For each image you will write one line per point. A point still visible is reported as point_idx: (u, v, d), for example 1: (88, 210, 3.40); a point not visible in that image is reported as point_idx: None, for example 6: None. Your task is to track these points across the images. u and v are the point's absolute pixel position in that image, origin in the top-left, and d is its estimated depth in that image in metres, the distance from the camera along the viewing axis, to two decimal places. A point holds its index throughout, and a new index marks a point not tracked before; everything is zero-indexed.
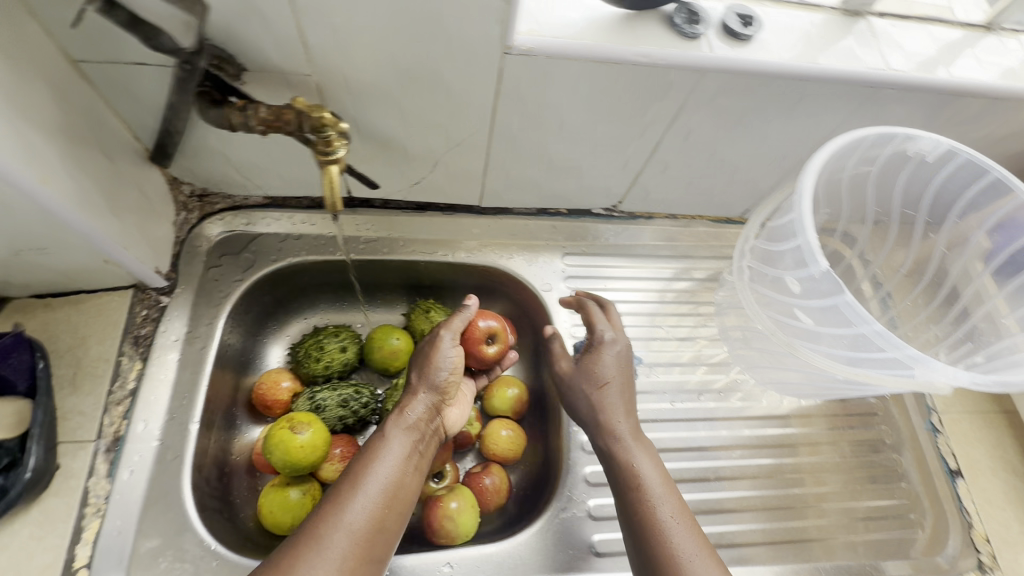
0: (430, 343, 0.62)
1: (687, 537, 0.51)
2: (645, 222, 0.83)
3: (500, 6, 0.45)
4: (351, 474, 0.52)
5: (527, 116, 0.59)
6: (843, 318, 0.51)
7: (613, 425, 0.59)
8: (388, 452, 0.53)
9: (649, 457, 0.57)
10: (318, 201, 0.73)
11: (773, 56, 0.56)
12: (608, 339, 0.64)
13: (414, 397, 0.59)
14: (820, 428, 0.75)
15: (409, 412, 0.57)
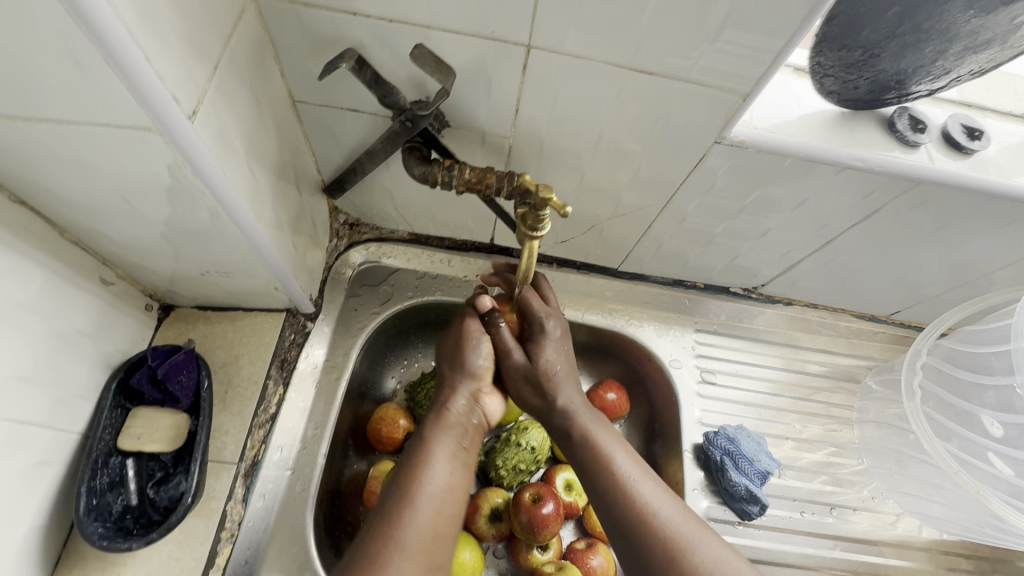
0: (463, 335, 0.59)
1: (711, 543, 0.46)
2: (783, 307, 0.78)
3: (735, 100, 0.44)
4: (403, 470, 0.49)
5: (709, 196, 0.56)
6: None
7: (593, 437, 0.53)
8: (441, 450, 0.50)
9: (630, 463, 0.51)
10: (460, 243, 0.72)
11: (999, 174, 0.51)
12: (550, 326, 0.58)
13: (452, 392, 0.56)
14: (921, 563, 0.67)
15: (449, 410, 0.54)
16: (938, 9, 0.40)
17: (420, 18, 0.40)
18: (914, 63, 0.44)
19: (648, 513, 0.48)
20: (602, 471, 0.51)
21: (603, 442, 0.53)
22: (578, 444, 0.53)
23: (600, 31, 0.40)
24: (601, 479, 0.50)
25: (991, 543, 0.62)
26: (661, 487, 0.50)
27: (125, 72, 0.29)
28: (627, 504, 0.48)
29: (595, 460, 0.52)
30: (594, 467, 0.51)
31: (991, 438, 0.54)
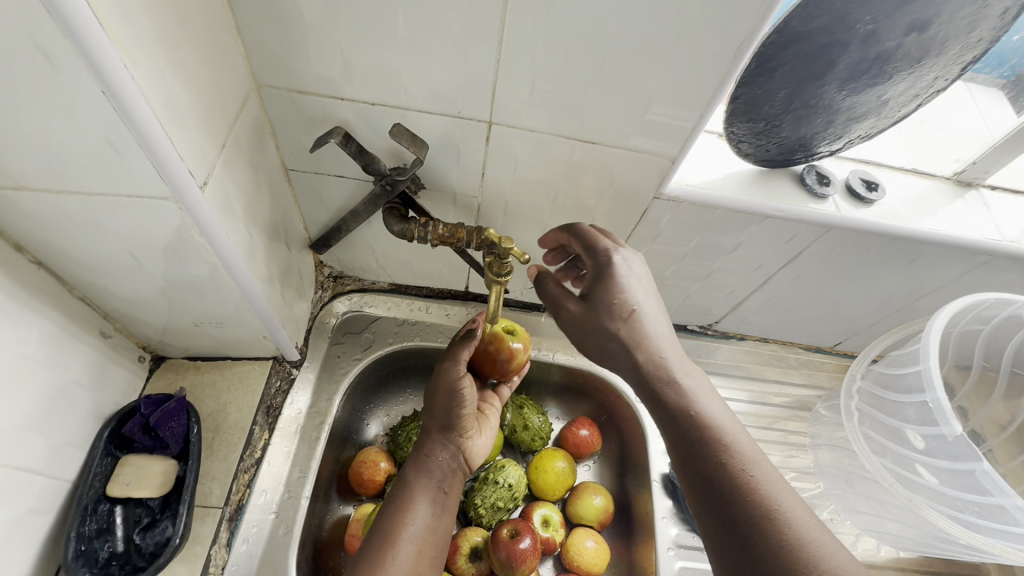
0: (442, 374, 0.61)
1: (845, 554, 0.39)
2: (737, 343, 0.85)
3: (665, 163, 0.52)
4: (395, 506, 0.56)
5: (655, 245, 0.64)
6: (965, 448, 0.52)
7: (707, 417, 0.47)
8: (416, 500, 0.56)
9: (752, 450, 0.44)
10: (438, 291, 0.78)
11: (896, 219, 0.60)
12: (631, 278, 0.51)
13: (431, 442, 0.61)
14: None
15: (429, 458, 0.60)
16: (818, 90, 0.49)
17: (396, 100, 0.48)
18: (810, 131, 0.54)
19: (773, 504, 0.41)
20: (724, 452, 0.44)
21: (713, 416, 0.47)
22: (687, 423, 0.47)
23: (547, 109, 0.48)
24: (718, 459, 0.44)
25: (941, 555, 0.66)
26: (788, 483, 0.43)
27: (157, 158, 0.35)
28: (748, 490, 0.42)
29: (710, 444, 0.45)
30: (711, 438, 0.46)
31: (916, 450, 0.57)
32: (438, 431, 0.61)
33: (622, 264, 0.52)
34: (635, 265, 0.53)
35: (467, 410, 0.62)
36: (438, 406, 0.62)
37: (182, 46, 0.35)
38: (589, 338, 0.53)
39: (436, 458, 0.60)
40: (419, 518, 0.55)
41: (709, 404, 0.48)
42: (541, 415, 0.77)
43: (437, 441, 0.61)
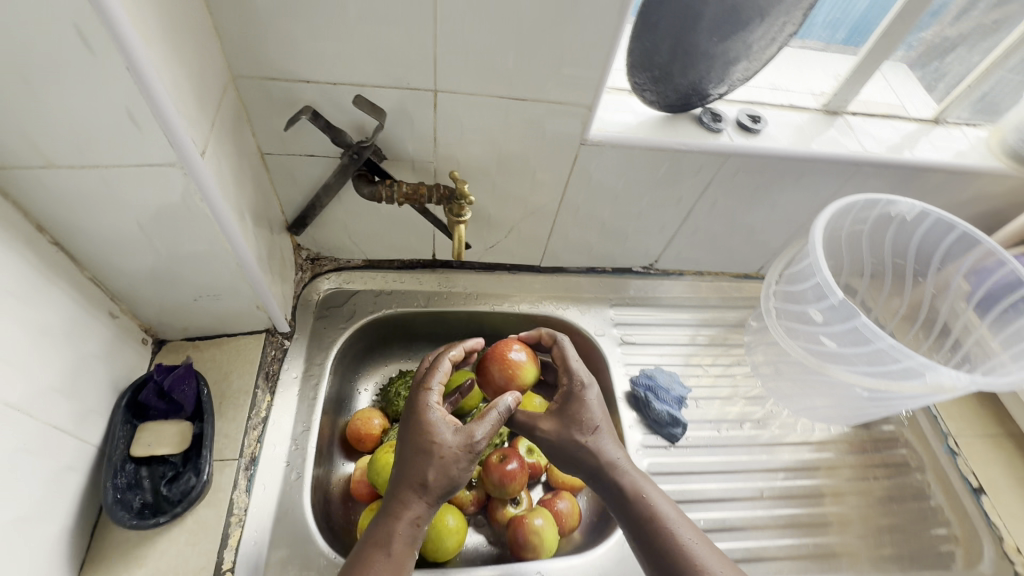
0: (463, 440, 0.58)
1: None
2: (677, 278, 0.96)
3: (584, 112, 0.63)
4: (364, 560, 0.54)
5: (588, 189, 0.75)
6: (850, 309, 0.64)
7: (661, 511, 0.59)
8: (387, 560, 0.54)
9: (687, 526, 0.59)
10: (408, 263, 0.87)
11: (778, 143, 0.73)
12: (597, 415, 0.64)
13: (418, 497, 0.57)
14: (831, 453, 0.83)
15: (410, 516, 0.56)
16: (693, 42, 0.62)
17: (355, 78, 0.57)
18: (697, 77, 0.66)
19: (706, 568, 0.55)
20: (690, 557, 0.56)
21: (655, 500, 0.61)
22: (645, 516, 0.59)
23: (480, 74, 0.58)
24: (683, 571, 0.55)
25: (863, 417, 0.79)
26: (709, 543, 0.58)
27: (167, 126, 0.43)
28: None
29: (659, 526, 0.58)
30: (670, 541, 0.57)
31: (818, 324, 0.69)
32: (429, 498, 0.57)
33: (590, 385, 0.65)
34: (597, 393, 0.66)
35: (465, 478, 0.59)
36: (434, 470, 0.57)
37: (177, 37, 0.44)
38: (566, 456, 0.64)
39: (422, 525, 0.57)
40: None
41: (654, 492, 0.61)
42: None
43: (423, 500, 0.57)
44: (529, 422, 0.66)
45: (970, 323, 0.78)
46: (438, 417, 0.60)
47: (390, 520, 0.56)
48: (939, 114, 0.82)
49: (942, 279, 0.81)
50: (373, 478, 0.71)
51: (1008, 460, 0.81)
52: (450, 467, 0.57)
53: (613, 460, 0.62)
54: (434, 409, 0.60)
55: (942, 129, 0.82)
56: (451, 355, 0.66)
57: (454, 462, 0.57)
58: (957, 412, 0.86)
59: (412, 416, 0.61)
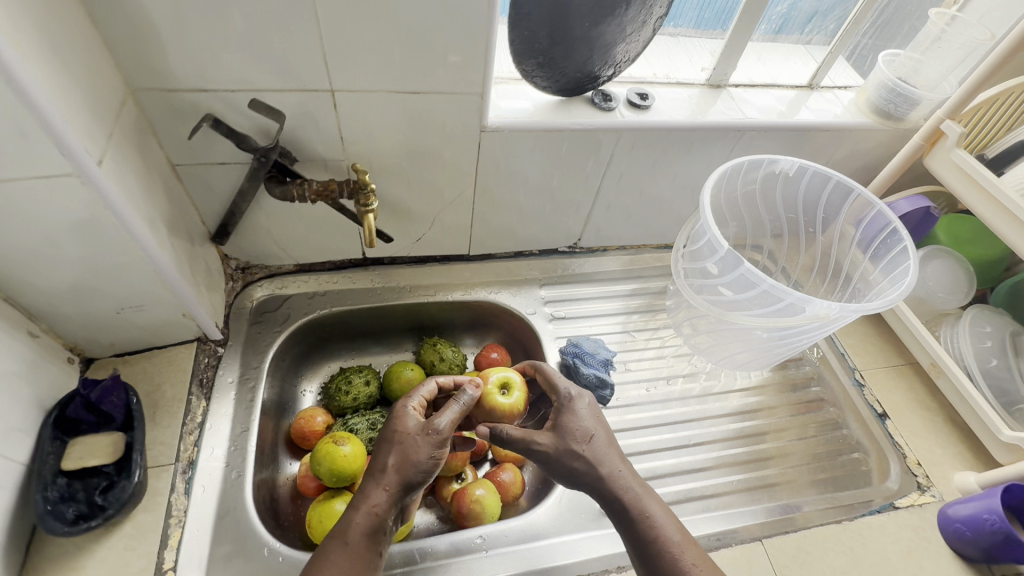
0: (422, 432, 0.61)
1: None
2: (602, 254, 1.02)
3: (477, 100, 0.68)
4: (322, 556, 0.55)
5: (499, 174, 0.80)
6: (736, 258, 0.70)
7: (662, 526, 0.60)
8: (342, 555, 0.55)
9: (687, 541, 0.60)
10: (340, 263, 0.90)
11: (666, 117, 0.80)
12: (589, 425, 0.65)
13: (380, 489, 0.59)
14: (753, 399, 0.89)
15: (370, 507, 0.58)
16: (568, 38, 0.68)
17: (251, 84, 0.60)
18: (579, 67, 0.73)
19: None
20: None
21: (658, 516, 0.61)
22: (648, 533, 0.60)
23: (372, 71, 0.62)
24: None
25: (781, 360, 0.85)
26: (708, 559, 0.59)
27: (56, 136, 0.45)
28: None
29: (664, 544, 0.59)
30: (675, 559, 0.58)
31: (716, 276, 0.75)
32: (390, 487, 0.59)
33: (580, 399, 0.68)
34: (590, 406, 0.68)
35: (429, 473, 0.61)
36: (395, 463, 0.60)
37: (61, 54, 0.47)
38: (561, 471, 0.64)
39: (385, 516, 0.58)
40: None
41: (655, 508, 0.62)
42: (453, 348, 0.92)
43: (385, 491, 0.59)
44: (525, 438, 0.65)
45: (855, 260, 0.86)
46: (407, 416, 0.64)
47: (353, 516, 0.57)
48: (812, 80, 0.90)
49: (828, 228, 0.89)
50: (316, 469, 0.73)
51: (910, 384, 0.89)
52: (412, 459, 0.60)
53: (611, 474, 0.63)
54: (406, 411, 0.64)
55: (817, 94, 0.90)
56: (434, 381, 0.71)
57: (414, 454, 0.60)
58: (863, 348, 0.94)
59: (386, 423, 0.65)
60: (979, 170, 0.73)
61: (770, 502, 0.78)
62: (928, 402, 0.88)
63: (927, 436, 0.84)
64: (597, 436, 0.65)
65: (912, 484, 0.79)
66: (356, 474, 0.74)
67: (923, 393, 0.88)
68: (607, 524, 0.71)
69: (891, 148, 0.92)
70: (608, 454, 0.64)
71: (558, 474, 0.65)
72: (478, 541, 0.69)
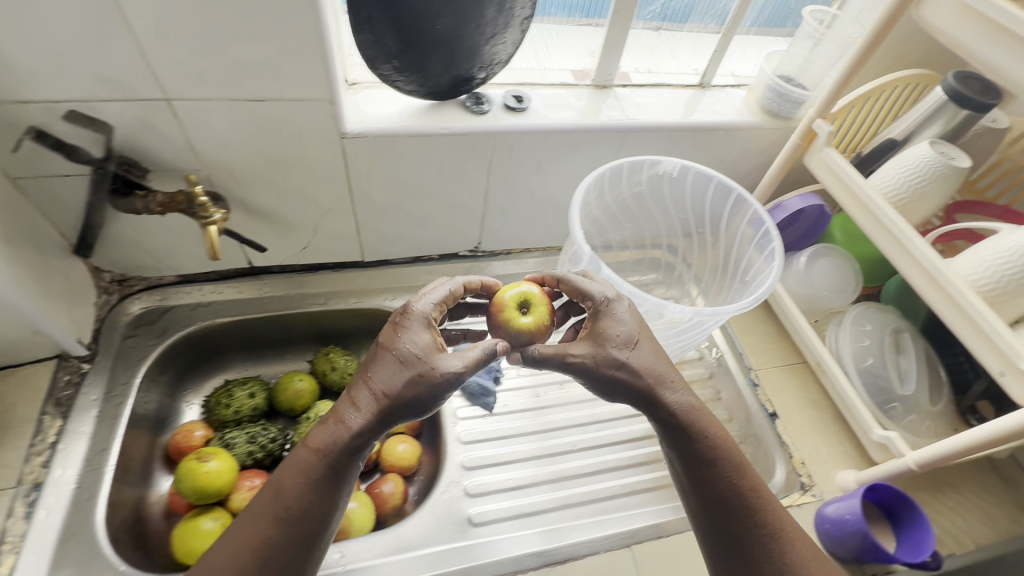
0: (432, 365, 0.54)
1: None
2: (506, 257, 1.01)
3: (327, 106, 0.66)
4: (298, 468, 0.52)
5: (375, 180, 0.79)
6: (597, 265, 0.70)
7: (721, 441, 0.57)
8: (313, 472, 0.52)
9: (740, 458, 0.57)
10: (225, 273, 0.88)
11: (542, 119, 0.79)
12: (634, 333, 0.58)
13: (362, 413, 0.54)
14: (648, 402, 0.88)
15: (354, 431, 0.53)
16: (418, 53, 0.67)
17: (76, 95, 0.58)
18: (439, 78, 0.72)
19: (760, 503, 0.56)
20: (754, 504, 0.56)
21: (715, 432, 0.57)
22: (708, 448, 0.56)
23: (206, 80, 0.60)
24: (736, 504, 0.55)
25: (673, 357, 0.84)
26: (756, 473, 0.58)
27: None
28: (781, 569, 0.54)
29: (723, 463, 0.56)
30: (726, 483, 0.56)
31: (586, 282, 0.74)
32: (377, 411, 0.53)
33: (616, 307, 0.60)
34: (627, 313, 0.60)
35: (433, 404, 0.55)
36: (372, 391, 0.54)
37: None
38: (602, 384, 0.57)
39: (361, 445, 0.54)
40: (303, 491, 0.52)
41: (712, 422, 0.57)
42: (347, 356, 0.91)
43: (371, 416, 0.54)
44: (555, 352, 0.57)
45: (744, 254, 0.85)
46: (421, 335, 0.56)
47: (325, 433, 0.53)
48: (704, 79, 0.89)
49: (716, 227, 0.89)
50: (180, 488, 0.71)
51: (802, 384, 0.90)
52: (414, 390, 0.54)
53: (664, 385, 0.57)
54: (425, 326, 0.57)
55: (709, 94, 0.89)
56: (459, 285, 0.62)
57: (417, 386, 0.54)
58: (760, 348, 0.94)
59: (397, 324, 0.57)
60: (850, 176, 0.71)
61: (656, 505, 0.76)
62: (818, 401, 0.88)
63: (814, 435, 0.84)
64: (644, 349, 0.58)
65: (795, 484, 0.79)
66: (223, 489, 0.73)
67: (815, 393, 0.88)
68: (475, 535, 0.70)
69: (783, 147, 0.92)
70: (660, 368, 0.58)
71: (602, 390, 0.58)
72: (337, 557, 0.66)
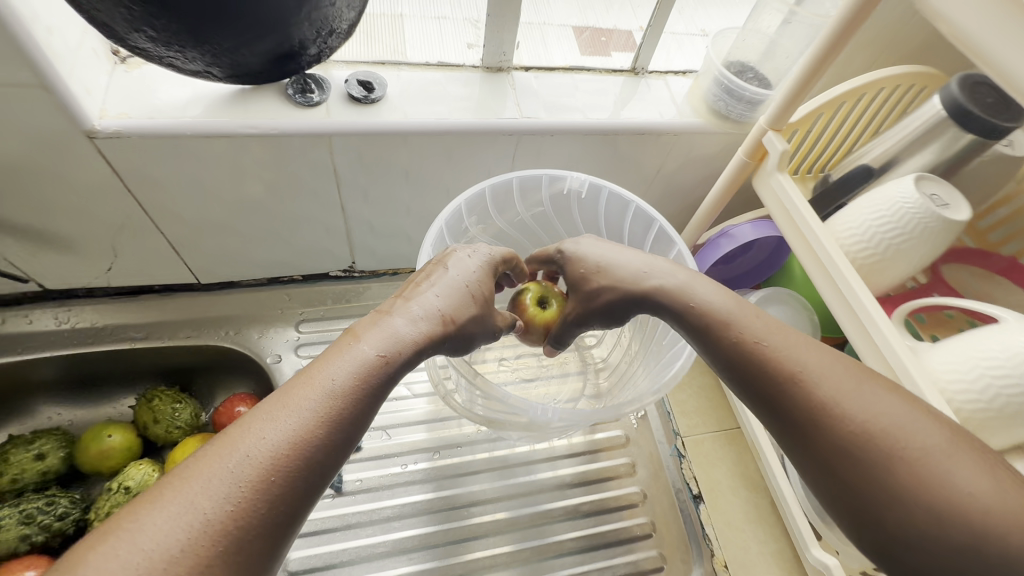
0: (490, 315, 0.49)
1: (920, 424, 0.35)
2: (391, 279, 0.82)
3: (47, 95, 0.46)
4: (328, 364, 0.37)
5: (172, 190, 0.59)
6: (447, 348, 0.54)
7: (765, 325, 0.41)
8: (349, 363, 0.37)
9: (805, 341, 0.40)
10: (9, 298, 0.69)
11: (399, 115, 0.58)
12: (683, 278, 0.47)
13: (425, 319, 0.42)
14: (546, 477, 0.69)
15: (418, 341, 0.40)
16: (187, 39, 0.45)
17: None
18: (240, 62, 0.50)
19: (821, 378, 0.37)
20: (801, 393, 0.38)
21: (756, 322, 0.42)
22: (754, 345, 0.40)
23: None
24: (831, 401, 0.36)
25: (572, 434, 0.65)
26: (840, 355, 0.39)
27: None
28: (845, 412, 0.36)
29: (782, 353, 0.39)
30: (729, 356, 0.42)
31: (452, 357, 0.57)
32: (435, 322, 0.42)
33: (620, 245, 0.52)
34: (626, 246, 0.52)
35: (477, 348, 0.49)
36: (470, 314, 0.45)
37: None
38: None
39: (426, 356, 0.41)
40: (337, 383, 0.36)
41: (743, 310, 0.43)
42: (176, 405, 0.72)
43: (439, 327, 0.42)
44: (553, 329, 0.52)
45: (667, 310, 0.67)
46: (485, 272, 0.49)
47: (391, 327, 0.40)
48: (636, 64, 0.68)
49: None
50: None
51: (739, 457, 0.72)
52: (473, 320, 0.46)
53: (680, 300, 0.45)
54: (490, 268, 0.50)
55: (641, 82, 0.68)
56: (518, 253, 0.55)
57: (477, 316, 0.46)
58: (692, 407, 0.76)
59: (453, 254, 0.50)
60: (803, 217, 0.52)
61: None
62: (756, 480, 0.71)
63: (744, 526, 0.68)
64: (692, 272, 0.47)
65: None
66: None
67: (752, 469, 0.72)
68: None
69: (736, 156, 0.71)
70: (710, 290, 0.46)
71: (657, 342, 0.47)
72: None
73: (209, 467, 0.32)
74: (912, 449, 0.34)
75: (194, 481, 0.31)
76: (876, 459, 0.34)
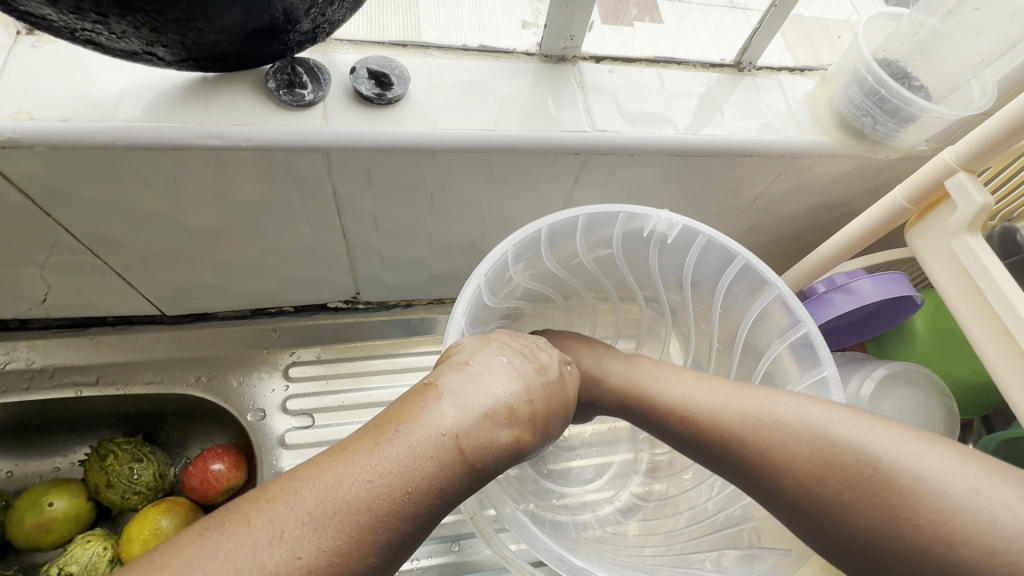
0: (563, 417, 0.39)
1: (955, 463, 0.28)
2: (403, 312, 0.66)
3: None
4: (381, 456, 0.28)
5: (113, 215, 0.43)
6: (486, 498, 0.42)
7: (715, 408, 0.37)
8: (403, 463, 0.28)
9: (763, 406, 0.36)
10: None
11: (425, 123, 0.41)
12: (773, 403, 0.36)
13: (503, 416, 0.33)
14: None
15: (490, 448, 0.31)
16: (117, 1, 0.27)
17: None
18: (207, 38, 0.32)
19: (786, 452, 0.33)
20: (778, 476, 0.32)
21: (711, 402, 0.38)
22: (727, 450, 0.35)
23: None
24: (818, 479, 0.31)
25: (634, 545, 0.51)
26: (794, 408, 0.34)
27: None
28: (785, 462, 0.32)
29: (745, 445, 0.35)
30: (682, 439, 0.39)
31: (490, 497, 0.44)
32: (512, 426, 0.33)
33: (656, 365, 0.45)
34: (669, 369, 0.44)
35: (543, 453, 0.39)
36: (562, 397, 0.39)
37: None
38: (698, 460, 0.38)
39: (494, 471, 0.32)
40: (381, 486, 0.27)
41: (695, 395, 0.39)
42: (135, 464, 0.56)
43: (518, 429, 0.33)
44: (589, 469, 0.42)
45: None
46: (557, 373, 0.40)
47: (472, 405, 0.32)
48: (742, 56, 0.51)
49: (725, 332, 0.52)
50: None
51: None
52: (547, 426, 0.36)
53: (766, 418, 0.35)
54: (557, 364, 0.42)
55: (747, 82, 0.51)
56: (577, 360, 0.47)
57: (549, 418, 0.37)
58: None
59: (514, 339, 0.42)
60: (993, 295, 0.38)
61: None
62: None
63: None
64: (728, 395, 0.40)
65: None
66: None
67: None
68: None
69: (858, 184, 0.54)
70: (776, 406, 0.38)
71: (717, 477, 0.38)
72: None
73: (240, 536, 0.24)
74: (856, 473, 0.30)
75: (218, 544, 0.24)
76: (829, 506, 0.30)
